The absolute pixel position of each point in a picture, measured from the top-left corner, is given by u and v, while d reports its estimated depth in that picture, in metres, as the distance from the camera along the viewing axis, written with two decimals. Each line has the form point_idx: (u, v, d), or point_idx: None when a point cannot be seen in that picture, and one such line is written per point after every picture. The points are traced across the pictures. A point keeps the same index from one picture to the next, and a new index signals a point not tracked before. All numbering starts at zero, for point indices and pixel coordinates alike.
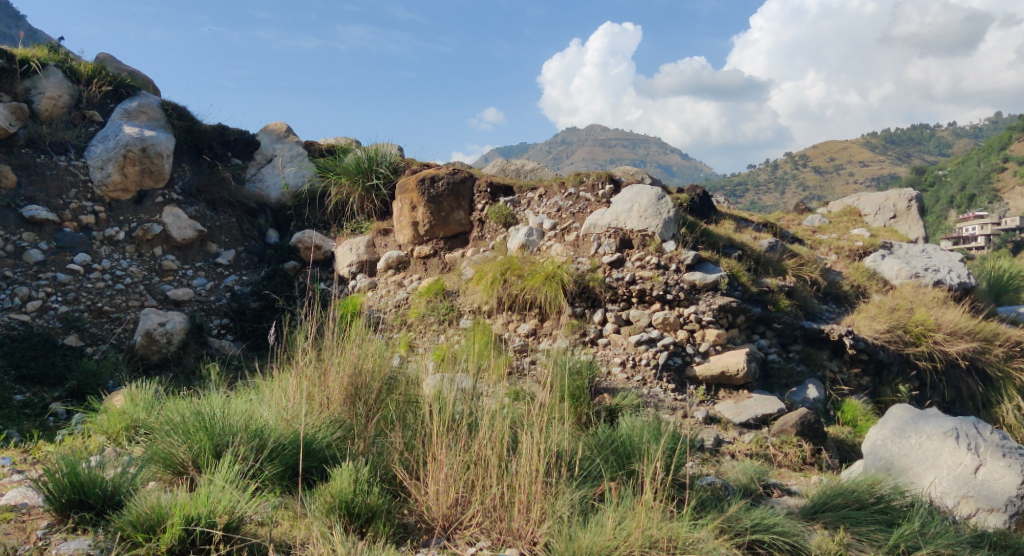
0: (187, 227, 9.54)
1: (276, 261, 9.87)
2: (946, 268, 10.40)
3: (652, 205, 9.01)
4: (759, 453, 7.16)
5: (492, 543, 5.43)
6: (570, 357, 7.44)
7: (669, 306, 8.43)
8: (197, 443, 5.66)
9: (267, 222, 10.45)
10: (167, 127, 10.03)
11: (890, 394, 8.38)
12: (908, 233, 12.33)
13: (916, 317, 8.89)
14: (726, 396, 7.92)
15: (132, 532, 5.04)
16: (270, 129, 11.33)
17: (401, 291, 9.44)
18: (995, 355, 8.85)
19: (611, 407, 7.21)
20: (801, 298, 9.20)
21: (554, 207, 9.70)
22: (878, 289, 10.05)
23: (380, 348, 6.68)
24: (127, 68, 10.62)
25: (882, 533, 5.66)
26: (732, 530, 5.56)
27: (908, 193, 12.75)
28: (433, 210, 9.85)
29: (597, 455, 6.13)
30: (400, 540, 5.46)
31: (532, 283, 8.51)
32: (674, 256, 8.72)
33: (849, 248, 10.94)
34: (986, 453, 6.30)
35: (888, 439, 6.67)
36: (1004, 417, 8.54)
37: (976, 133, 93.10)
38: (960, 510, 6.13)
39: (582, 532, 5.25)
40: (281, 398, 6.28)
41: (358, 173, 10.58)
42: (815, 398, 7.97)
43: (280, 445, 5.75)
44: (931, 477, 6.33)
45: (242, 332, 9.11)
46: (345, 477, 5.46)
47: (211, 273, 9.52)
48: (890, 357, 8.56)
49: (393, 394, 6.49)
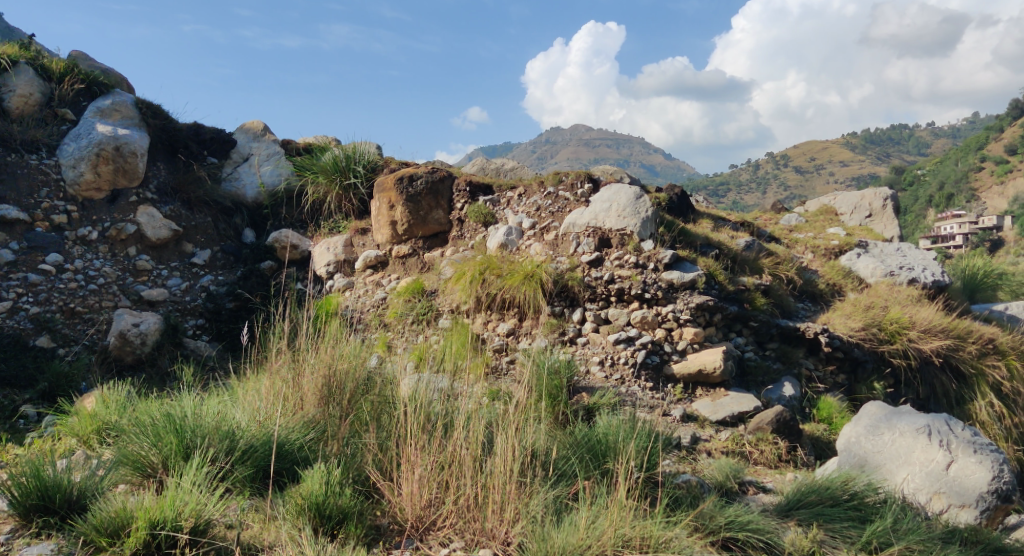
0: (162, 226, 9.44)
1: (252, 260, 9.80)
2: (920, 267, 10.43)
3: (631, 204, 9.02)
4: (735, 451, 7.19)
5: (466, 544, 5.41)
6: (548, 356, 7.42)
7: (647, 306, 8.42)
8: (166, 445, 5.61)
9: (244, 222, 10.36)
10: (141, 126, 9.95)
11: (865, 392, 8.43)
12: (884, 232, 12.37)
13: (891, 316, 8.92)
14: (703, 394, 7.94)
15: (96, 537, 4.99)
16: (246, 128, 11.29)
17: (380, 291, 9.40)
18: (969, 352, 8.80)
19: (588, 407, 7.22)
20: (777, 297, 9.23)
21: (532, 206, 9.69)
22: (853, 288, 10.11)
23: (354, 348, 6.64)
24: (100, 66, 10.52)
25: (855, 530, 5.69)
26: (706, 528, 5.58)
27: (884, 193, 12.81)
28: (412, 209, 9.80)
29: (571, 454, 6.14)
30: (372, 541, 5.42)
31: (510, 283, 8.49)
32: (652, 255, 8.71)
33: (824, 247, 11.00)
34: (958, 450, 6.33)
35: (861, 436, 6.70)
36: (978, 414, 8.53)
37: (955, 134, 94.05)
38: (932, 507, 6.16)
39: (555, 532, 5.24)
40: (254, 399, 6.24)
41: (335, 172, 10.55)
42: (790, 397, 8.04)
43: (251, 447, 5.71)
44: (904, 474, 6.36)
45: (218, 333, 9.03)
46: (317, 479, 5.43)
47: (186, 273, 9.43)
48: (864, 354, 8.62)
49: (367, 395, 6.44)
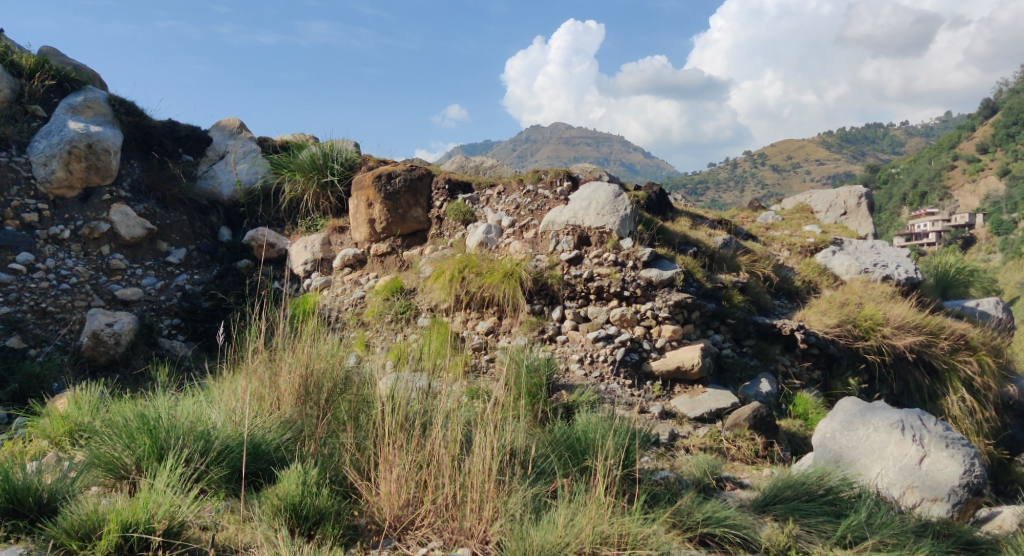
0: (136, 225, 9.37)
1: (228, 260, 9.72)
2: (894, 264, 10.54)
3: (610, 202, 9.06)
4: (713, 447, 7.24)
5: (444, 543, 5.41)
6: (527, 354, 7.44)
7: (626, 303, 8.46)
8: (140, 446, 5.58)
9: (220, 220, 10.30)
10: (114, 123, 9.87)
11: (840, 388, 8.54)
12: (858, 230, 12.50)
13: (866, 312, 8.99)
14: (682, 391, 7.98)
15: (66, 540, 4.95)
16: (222, 126, 11.24)
17: (358, 290, 9.37)
18: (942, 348, 8.89)
19: (567, 404, 7.24)
20: (754, 294, 9.29)
21: (512, 204, 9.71)
22: (828, 285, 10.22)
23: (331, 348, 6.63)
24: (71, 62, 10.41)
25: (830, 524, 5.73)
26: (684, 524, 5.62)
27: (858, 191, 12.96)
28: (390, 207, 9.79)
29: (550, 452, 6.16)
30: (349, 541, 5.41)
31: (490, 281, 8.49)
32: (631, 253, 8.75)
33: (800, 245, 11.09)
34: (930, 444, 6.41)
35: (836, 431, 6.77)
36: (950, 409, 8.62)
37: (930, 133, 95.12)
38: (905, 501, 6.23)
39: (534, 530, 5.25)
40: (230, 399, 6.21)
41: (313, 170, 10.52)
42: (767, 393, 8.12)
43: (227, 448, 5.69)
44: (878, 468, 6.43)
45: (193, 332, 8.96)
46: (293, 479, 5.42)
47: (161, 273, 9.35)
48: (840, 350, 8.71)
49: (345, 394, 6.42)
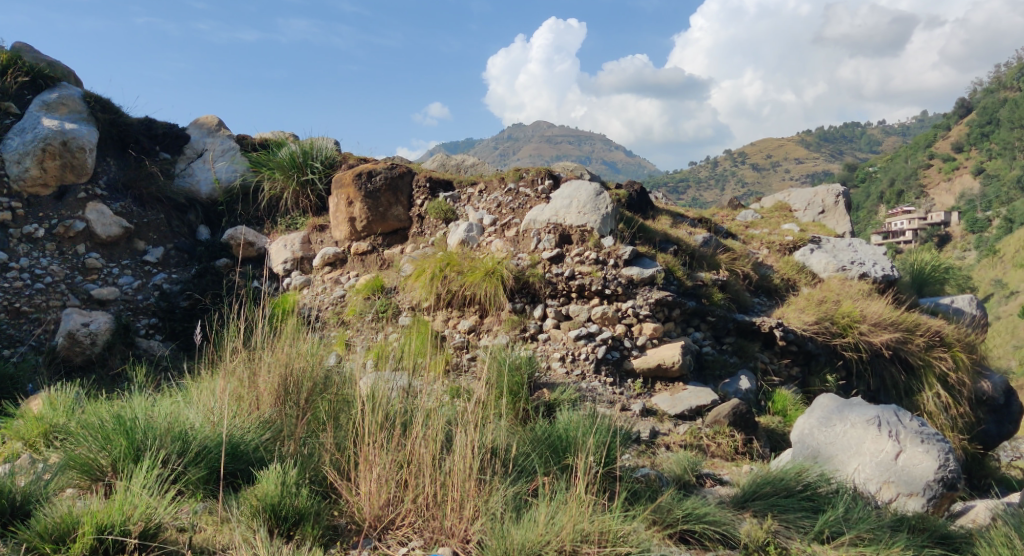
0: (112, 223, 9.31)
1: (207, 258, 9.62)
2: (870, 261, 10.63)
3: (591, 201, 9.10)
4: (693, 444, 7.27)
5: (425, 542, 5.42)
6: (509, 352, 7.45)
7: (607, 301, 8.48)
8: (116, 447, 5.55)
9: (198, 218, 10.25)
10: (89, 120, 9.81)
11: (819, 385, 8.62)
12: (836, 228, 12.60)
13: (843, 309, 9.06)
14: (663, 388, 8.02)
15: (40, 543, 4.91)
16: (200, 123, 11.19)
17: (339, 289, 9.35)
18: (917, 344, 8.97)
19: (549, 403, 7.26)
20: (734, 292, 9.35)
21: (493, 203, 9.72)
22: (807, 283, 10.30)
23: (311, 347, 6.62)
24: (45, 58, 10.32)
25: (808, 520, 5.78)
26: (664, 521, 5.66)
27: (836, 190, 13.05)
28: (371, 206, 9.78)
29: (531, 450, 6.18)
30: (329, 542, 5.40)
31: (471, 279, 8.50)
32: (612, 251, 8.79)
33: (779, 243, 11.17)
34: (906, 440, 6.48)
35: (814, 428, 6.84)
36: (925, 405, 8.71)
37: (907, 133, 95.98)
38: (881, 496, 6.28)
39: (514, 529, 5.25)
40: (208, 399, 6.20)
41: (292, 168, 10.48)
42: (746, 390, 8.17)
43: (205, 449, 5.67)
44: (855, 464, 6.49)
45: (171, 332, 8.83)
46: (272, 480, 5.41)
47: (138, 272, 9.27)
48: (818, 348, 8.78)
49: (324, 394, 6.42)
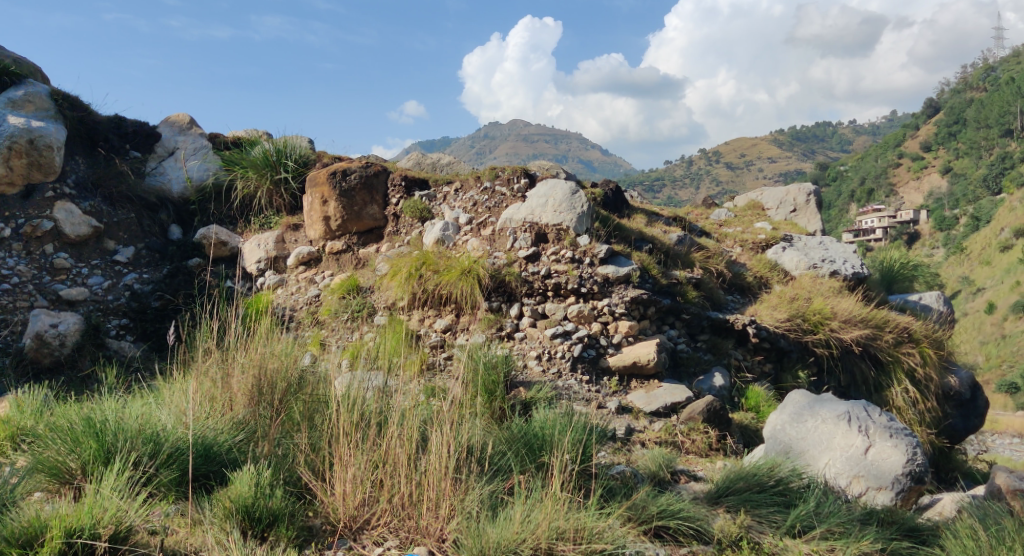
0: (81, 222, 9.21)
1: (179, 258, 9.58)
2: (841, 259, 10.75)
3: (567, 200, 9.15)
4: (668, 441, 7.32)
5: (400, 542, 5.42)
6: (484, 351, 7.46)
7: (583, 300, 8.52)
8: (86, 450, 5.52)
9: (169, 217, 10.18)
10: (57, 118, 9.72)
11: (791, 381, 8.72)
12: (807, 226, 12.72)
13: (814, 306, 9.16)
14: (638, 386, 8.08)
15: (6, 548, 4.85)
16: (171, 122, 11.13)
17: (313, 288, 9.32)
18: (886, 341, 9.10)
19: (525, 401, 7.30)
20: (707, 289, 9.42)
21: (469, 201, 9.74)
22: (779, 281, 10.39)
23: (286, 347, 6.60)
24: (11, 56, 10.21)
25: (780, 514, 5.85)
26: (639, 518, 5.69)
27: (807, 189, 13.18)
28: (345, 204, 9.75)
29: (507, 449, 6.20)
30: (303, 543, 5.39)
31: (447, 278, 8.49)
32: (588, 250, 8.84)
33: (752, 241, 11.28)
34: (875, 435, 6.57)
35: (786, 423, 6.92)
36: (894, 400, 8.82)
37: (879, 133, 97.02)
38: (851, 490, 6.36)
39: (490, 527, 5.26)
40: (180, 399, 6.17)
41: (266, 167, 10.44)
42: (720, 387, 8.25)
43: (177, 451, 5.64)
44: (826, 459, 6.57)
45: (142, 333, 8.76)
46: (245, 481, 5.39)
47: (109, 272, 9.18)
48: (790, 344, 8.88)
49: (299, 394, 6.41)
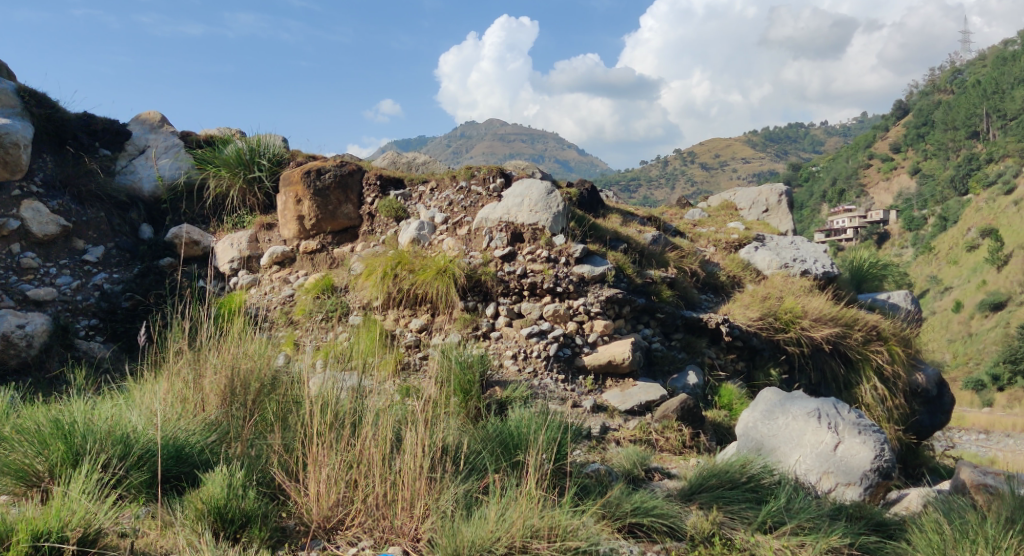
0: (49, 221, 9.12)
1: (150, 257, 9.51)
2: (812, 258, 10.85)
3: (542, 199, 9.18)
4: (642, 439, 7.37)
5: (374, 542, 5.41)
6: (460, 351, 7.45)
7: (559, 299, 8.55)
8: (53, 452, 5.48)
9: (140, 216, 10.11)
10: (23, 116, 9.69)
11: (763, 378, 8.80)
12: (779, 226, 12.84)
13: (786, 305, 9.25)
14: (613, 385, 8.12)
15: None
16: (141, 119, 11.10)
17: (287, 288, 9.28)
18: (856, 339, 9.20)
19: (501, 400, 7.31)
20: (682, 289, 9.48)
21: (444, 201, 9.74)
22: (751, 280, 10.48)
23: (259, 347, 6.57)
24: None
25: (751, 510, 5.90)
26: (613, 515, 5.73)
27: (779, 189, 13.30)
28: (320, 203, 9.73)
29: (482, 448, 6.21)
30: (276, 544, 5.37)
31: (423, 278, 8.48)
32: (564, 249, 8.88)
33: (725, 241, 11.37)
34: (844, 431, 6.65)
35: (758, 421, 6.99)
36: (863, 397, 8.92)
37: (851, 134, 97.99)
38: (821, 486, 6.43)
39: (464, 527, 5.26)
40: (151, 400, 6.14)
41: (239, 165, 10.37)
42: (694, 385, 8.30)
43: (147, 452, 5.61)
44: (796, 456, 6.64)
45: (112, 333, 8.70)
46: (217, 483, 5.35)
47: (77, 271, 9.09)
48: (762, 343, 8.96)
49: (272, 395, 6.39)
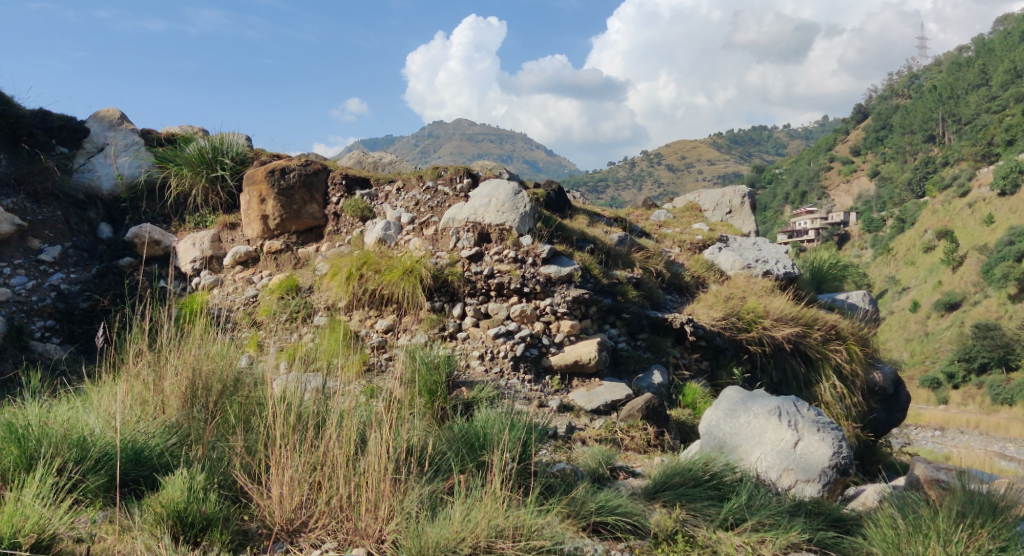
0: (3, 221, 8.91)
1: (109, 257, 9.38)
2: (773, 259, 10.96)
3: (509, 200, 9.20)
4: (608, 438, 7.41)
5: (339, 544, 5.38)
6: (426, 351, 7.43)
7: (526, 299, 8.55)
8: (7, 456, 5.40)
9: (99, 215, 9.98)
10: None
11: (726, 377, 8.88)
12: (742, 227, 12.97)
13: (748, 305, 9.34)
14: (580, 385, 8.15)
15: None
16: (100, 117, 10.96)
17: (251, 288, 9.20)
18: (816, 338, 9.31)
19: (467, 401, 7.30)
20: (647, 289, 9.54)
21: (411, 201, 9.71)
22: (715, 280, 10.57)
23: (221, 348, 6.53)
24: None
25: (714, 508, 5.94)
26: (578, 514, 5.74)
27: (742, 191, 13.43)
28: (284, 203, 9.67)
29: (447, 448, 6.20)
30: (238, 547, 5.32)
31: (389, 278, 8.45)
32: (530, 250, 8.90)
33: (690, 242, 11.47)
34: (804, 429, 6.73)
35: (721, 419, 7.05)
36: (823, 396, 9.02)
37: (814, 136, 99.23)
38: (781, 483, 6.50)
39: (429, 527, 5.25)
40: (109, 403, 6.06)
41: (201, 165, 10.25)
42: (659, 384, 8.37)
43: (105, 455, 5.54)
44: (757, 453, 6.71)
45: (70, 334, 8.57)
46: (176, 486, 5.30)
47: (33, 271, 8.95)
48: (726, 342, 9.04)
49: (233, 396, 6.34)
